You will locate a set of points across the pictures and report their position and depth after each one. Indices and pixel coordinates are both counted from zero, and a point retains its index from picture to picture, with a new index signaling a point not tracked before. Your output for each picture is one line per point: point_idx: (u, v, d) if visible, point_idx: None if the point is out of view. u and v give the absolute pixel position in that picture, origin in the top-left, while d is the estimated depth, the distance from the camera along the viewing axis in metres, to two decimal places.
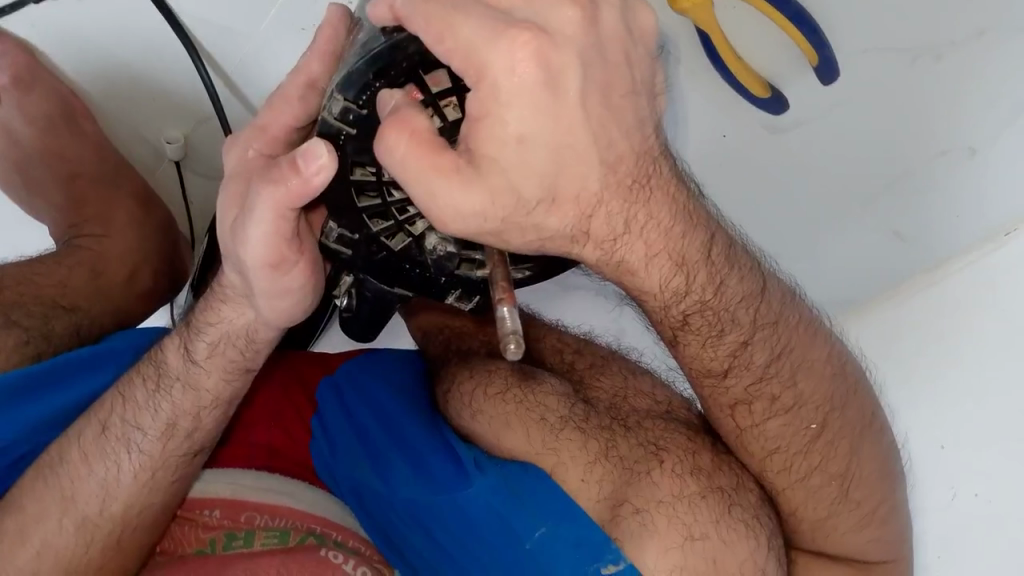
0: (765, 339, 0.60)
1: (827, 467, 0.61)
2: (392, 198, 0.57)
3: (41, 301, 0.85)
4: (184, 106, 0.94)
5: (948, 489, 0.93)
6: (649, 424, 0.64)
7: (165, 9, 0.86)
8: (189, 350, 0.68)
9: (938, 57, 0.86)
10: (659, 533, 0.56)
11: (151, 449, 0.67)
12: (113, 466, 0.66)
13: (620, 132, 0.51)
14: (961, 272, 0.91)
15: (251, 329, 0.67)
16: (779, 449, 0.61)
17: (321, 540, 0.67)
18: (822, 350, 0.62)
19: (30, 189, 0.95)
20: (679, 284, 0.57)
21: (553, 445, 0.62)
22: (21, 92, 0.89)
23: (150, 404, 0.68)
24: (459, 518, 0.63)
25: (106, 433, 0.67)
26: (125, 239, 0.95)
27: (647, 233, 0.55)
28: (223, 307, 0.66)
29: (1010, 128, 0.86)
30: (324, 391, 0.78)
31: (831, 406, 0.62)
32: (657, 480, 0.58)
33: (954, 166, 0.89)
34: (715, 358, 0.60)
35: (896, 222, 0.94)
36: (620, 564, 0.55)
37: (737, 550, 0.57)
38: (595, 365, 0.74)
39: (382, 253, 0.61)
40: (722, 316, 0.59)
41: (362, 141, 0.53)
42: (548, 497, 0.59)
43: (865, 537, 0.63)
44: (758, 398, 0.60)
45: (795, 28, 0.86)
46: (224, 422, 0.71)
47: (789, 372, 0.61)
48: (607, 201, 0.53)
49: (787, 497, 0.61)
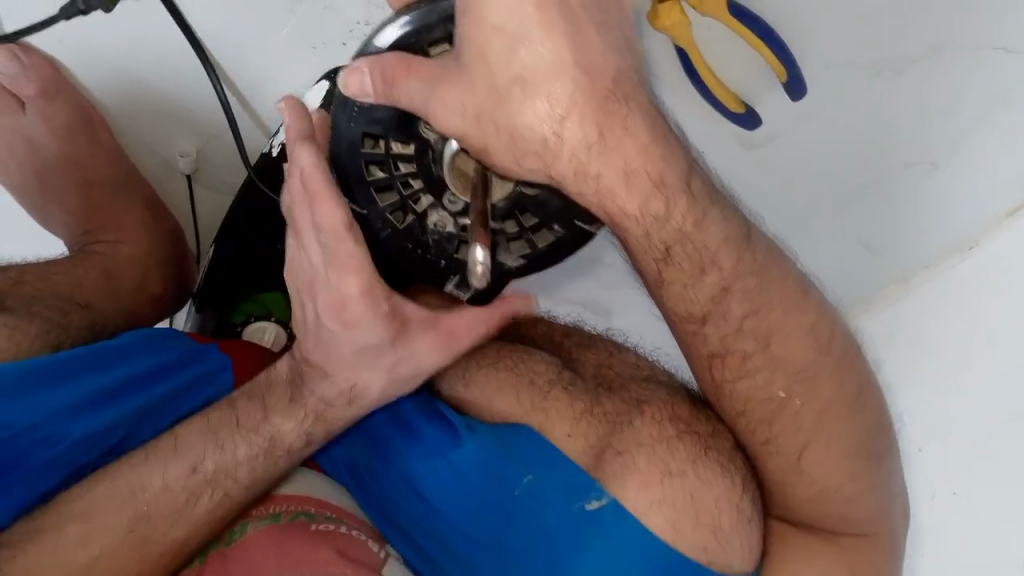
0: (746, 289, 0.60)
1: (782, 441, 0.62)
2: (398, 171, 0.62)
3: (58, 297, 0.89)
4: (194, 124, 0.98)
5: (928, 491, 0.98)
6: (634, 384, 0.68)
7: (180, 21, 0.90)
8: (313, 435, 0.67)
9: (899, 71, 0.87)
10: (639, 470, 0.59)
11: (235, 491, 0.64)
12: (192, 500, 0.63)
13: (589, 50, 0.53)
14: (935, 280, 0.98)
15: (357, 386, 0.65)
16: (739, 412, 0.63)
17: (311, 517, 0.66)
18: (804, 314, 0.62)
19: (45, 197, 1.00)
20: (659, 208, 0.56)
21: (542, 405, 0.66)
22: (45, 102, 0.94)
23: (250, 463, 0.65)
24: (451, 477, 0.66)
25: (196, 472, 0.64)
26: (137, 243, 1.00)
27: (625, 151, 0.55)
28: (334, 376, 0.66)
29: (968, 142, 0.90)
30: (350, 429, 0.73)
31: (801, 374, 0.62)
32: (638, 426, 0.62)
33: (918, 177, 0.94)
34: (695, 302, 0.60)
35: (867, 235, 0.99)
36: (603, 500, 0.59)
37: (713, 487, 0.60)
38: (583, 343, 0.78)
39: (386, 232, 0.64)
40: (703, 254, 0.58)
41: (370, 111, 0.59)
42: (539, 449, 0.63)
43: (842, 499, 0.64)
44: (733, 351, 0.61)
45: (766, 47, 0.85)
46: (287, 457, 0.67)
47: (765, 333, 0.61)
48: (572, 114, 0.54)
49: (769, 464, 0.63)
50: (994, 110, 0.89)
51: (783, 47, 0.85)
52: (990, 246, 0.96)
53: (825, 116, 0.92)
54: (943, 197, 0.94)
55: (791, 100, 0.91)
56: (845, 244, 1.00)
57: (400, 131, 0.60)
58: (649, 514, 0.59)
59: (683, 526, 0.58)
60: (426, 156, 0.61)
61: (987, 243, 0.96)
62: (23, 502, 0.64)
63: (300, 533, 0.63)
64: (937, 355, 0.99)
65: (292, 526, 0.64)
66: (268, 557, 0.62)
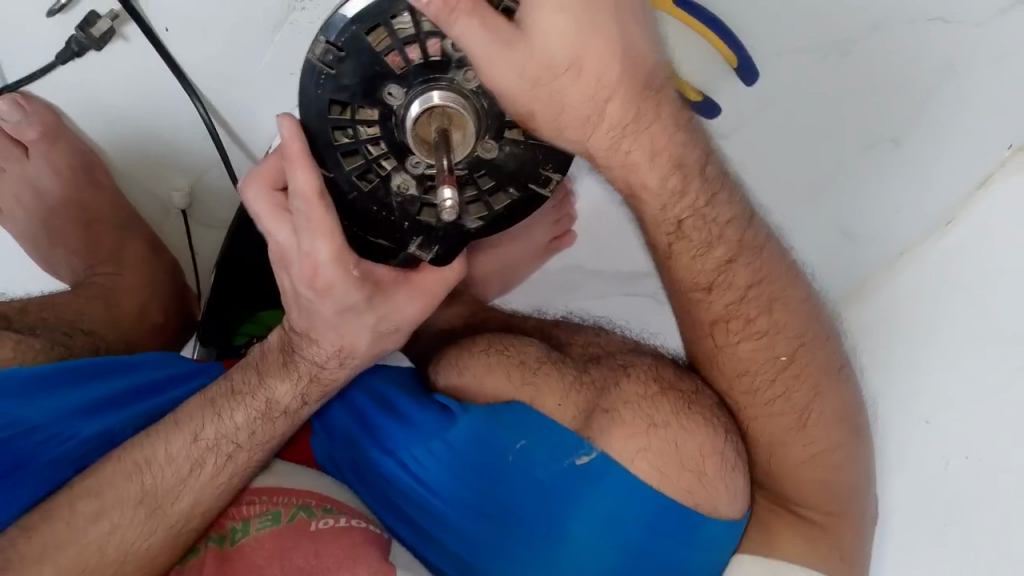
0: (749, 261, 0.66)
1: (791, 396, 0.66)
2: (364, 135, 0.63)
3: (61, 325, 0.95)
4: (186, 161, 1.02)
5: (941, 458, 0.99)
6: (621, 354, 0.73)
7: (165, 55, 0.94)
8: (307, 396, 0.73)
9: (845, 54, 0.91)
10: (625, 423, 0.64)
11: (238, 455, 0.71)
12: (198, 468, 0.69)
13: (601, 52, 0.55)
14: (917, 256, 0.99)
15: (345, 346, 0.71)
16: (746, 371, 0.67)
17: (311, 512, 0.69)
18: (796, 288, 0.68)
19: (49, 239, 1.04)
20: (675, 184, 0.63)
21: (531, 379, 0.69)
22: (48, 144, 0.99)
23: (249, 427, 0.71)
24: (448, 456, 0.68)
25: (197, 442, 0.70)
26: (137, 274, 1.04)
27: (652, 133, 0.60)
28: (321, 341, 0.71)
29: (924, 117, 0.94)
30: (329, 401, 0.77)
31: (801, 340, 0.67)
32: (624, 386, 0.67)
33: (881, 156, 0.96)
34: (701, 271, 0.65)
35: (849, 223, 1.00)
36: (592, 454, 0.63)
37: (696, 435, 0.64)
38: (571, 328, 0.81)
39: (353, 193, 0.65)
40: (710, 229, 0.65)
41: (339, 79, 0.60)
42: (530, 419, 0.66)
43: (813, 475, 0.67)
44: (735, 316, 0.66)
45: (713, 33, 0.89)
46: (287, 424, 0.73)
47: (766, 299, 0.66)
48: (614, 98, 0.58)
49: (761, 425, 0.67)
50: (948, 81, 0.93)
51: (727, 31, 0.89)
52: (969, 219, 0.98)
53: (784, 100, 0.94)
54: (915, 170, 0.97)
55: (745, 86, 0.93)
56: (822, 236, 1.00)
57: (365, 96, 0.61)
58: (636, 461, 0.63)
59: (670, 471, 0.62)
60: (390, 121, 0.62)
61: (963, 217, 0.98)
62: (26, 504, 0.68)
63: (301, 535, 0.67)
64: (920, 329, 0.99)
65: (295, 526, 0.67)
66: (273, 561, 0.66)
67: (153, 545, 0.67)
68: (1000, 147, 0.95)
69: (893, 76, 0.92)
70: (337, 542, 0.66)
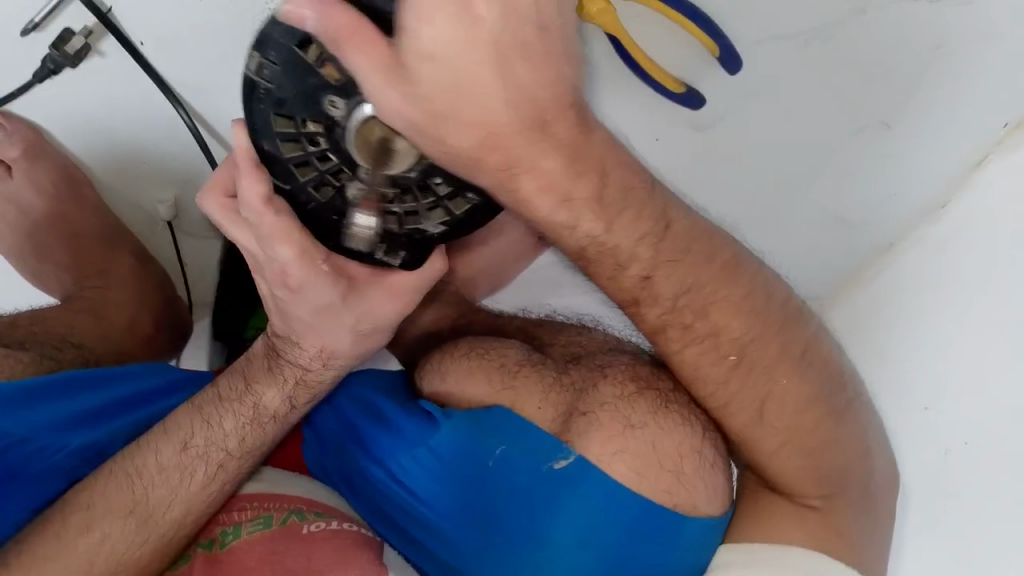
0: (669, 273, 0.63)
1: (744, 394, 0.65)
2: (313, 146, 0.59)
3: (50, 338, 0.96)
4: (173, 171, 1.01)
5: (940, 447, 0.98)
6: (601, 353, 0.73)
7: (142, 62, 0.91)
8: (295, 399, 0.73)
9: (828, 38, 0.86)
10: (602, 426, 0.65)
11: (228, 462, 0.71)
12: (189, 476, 0.69)
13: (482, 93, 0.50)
14: (912, 245, 0.98)
15: (326, 347, 0.71)
16: (701, 374, 0.65)
17: (302, 516, 0.70)
18: (746, 287, 0.65)
19: (39, 255, 1.06)
20: (565, 217, 0.59)
21: (511, 384, 0.69)
22: (29, 162, 0.99)
23: (238, 433, 0.71)
24: (432, 463, 0.68)
25: (187, 450, 0.70)
26: (125, 286, 1.04)
27: (546, 169, 0.56)
28: (302, 342, 0.71)
29: (917, 99, 0.89)
30: (317, 408, 0.77)
31: (747, 340, 0.64)
32: (602, 387, 0.67)
33: (874, 139, 0.92)
34: (624, 287, 0.64)
35: (838, 208, 0.97)
36: (571, 458, 0.63)
37: (673, 434, 0.65)
38: (555, 327, 0.81)
39: (310, 204, 0.62)
40: (619, 252, 0.62)
41: (277, 94, 0.57)
42: (510, 424, 0.66)
43: (800, 464, 0.66)
44: (671, 325, 0.65)
45: (692, 22, 0.84)
46: (279, 430, 0.74)
47: (699, 305, 0.64)
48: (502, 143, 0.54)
49: (732, 419, 0.66)
50: (931, 64, 0.86)
51: (710, 25, 0.84)
52: (961, 207, 0.96)
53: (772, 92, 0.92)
54: (909, 155, 0.93)
55: (728, 74, 0.89)
56: (817, 224, 0.99)
57: (306, 108, 0.57)
58: (613, 463, 0.63)
59: (647, 472, 0.63)
60: (336, 133, 0.58)
61: (958, 202, 0.96)
62: (19, 521, 0.68)
63: (293, 538, 0.67)
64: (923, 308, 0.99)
65: (286, 530, 0.68)
66: (263, 564, 0.66)
67: (145, 553, 0.67)
68: (997, 127, 0.91)
69: (876, 61, 0.87)
70: (327, 545, 0.67)
